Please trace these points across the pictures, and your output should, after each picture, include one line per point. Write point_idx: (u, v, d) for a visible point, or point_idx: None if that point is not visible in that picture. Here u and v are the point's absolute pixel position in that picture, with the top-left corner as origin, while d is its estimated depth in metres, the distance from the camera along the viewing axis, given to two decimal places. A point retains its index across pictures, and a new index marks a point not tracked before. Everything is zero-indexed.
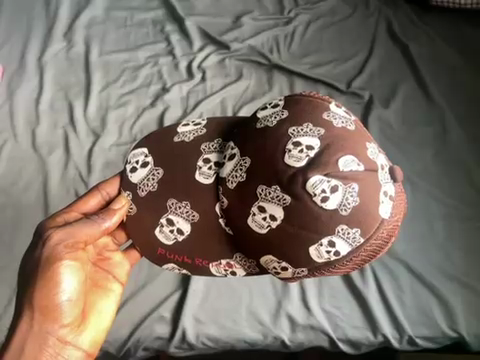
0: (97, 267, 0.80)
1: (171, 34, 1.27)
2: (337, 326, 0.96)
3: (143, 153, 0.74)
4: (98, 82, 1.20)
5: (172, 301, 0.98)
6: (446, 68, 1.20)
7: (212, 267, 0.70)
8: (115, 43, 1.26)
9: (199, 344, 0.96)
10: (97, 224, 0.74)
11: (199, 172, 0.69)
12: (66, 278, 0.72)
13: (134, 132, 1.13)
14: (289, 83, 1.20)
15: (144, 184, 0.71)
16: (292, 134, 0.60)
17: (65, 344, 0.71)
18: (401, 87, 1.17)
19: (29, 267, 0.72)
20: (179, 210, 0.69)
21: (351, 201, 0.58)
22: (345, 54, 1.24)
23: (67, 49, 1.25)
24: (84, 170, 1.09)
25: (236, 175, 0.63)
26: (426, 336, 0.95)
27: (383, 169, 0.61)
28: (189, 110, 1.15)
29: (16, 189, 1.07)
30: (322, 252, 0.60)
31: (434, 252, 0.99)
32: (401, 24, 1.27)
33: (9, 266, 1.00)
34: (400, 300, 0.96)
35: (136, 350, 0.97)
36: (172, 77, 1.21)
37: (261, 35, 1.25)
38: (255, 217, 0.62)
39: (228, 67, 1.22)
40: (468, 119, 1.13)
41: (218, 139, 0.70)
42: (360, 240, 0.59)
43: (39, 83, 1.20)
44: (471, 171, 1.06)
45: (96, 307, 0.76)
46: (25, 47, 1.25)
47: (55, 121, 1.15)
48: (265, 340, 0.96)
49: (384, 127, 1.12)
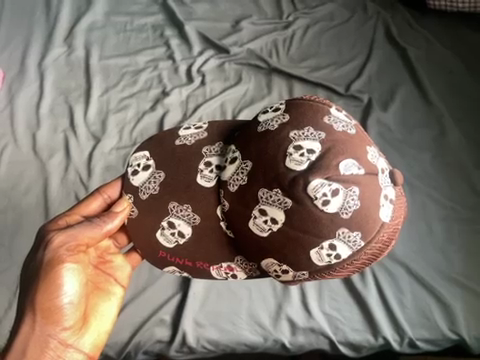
0: (98, 270, 0.80)
1: (171, 38, 1.28)
2: (337, 328, 0.96)
3: (144, 156, 0.74)
4: (98, 86, 1.20)
5: (172, 304, 0.98)
6: (443, 70, 1.20)
7: (213, 269, 0.71)
8: (115, 47, 1.27)
9: (199, 347, 0.96)
10: (100, 227, 0.74)
11: (200, 175, 0.69)
12: (67, 281, 0.72)
13: (134, 136, 1.14)
14: (288, 86, 1.20)
15: (145, 187, 0.72)
16: (293, 138, 0.60)
17: (66, 347, 0.71)
18: (399, 90, 1.18)
19: (31, 269, 0.72)
20: (180, 213, 0.69)
21: (352, 204, 0.59)
22: (344, 57, 1.24)
23: (68, 53, 1.26)
24: (85, 173, 1.09)
25: (237, 178, 0.63)
26: (426, 338, 0.94)
27: (384, 173, 0.62)
28: (189, 114, 1.16)
29: (17, 193, 1.07)
30: (323, 255, 0.60)
31: (433, 254, 1.00)
32: (399, 27, 1.28)
33: (9, 270, 1.01)
34: (401, 302, 0.96)
35: (136, 353, 0.96)
36: (172, 81, 1.22)
37: (260, 40, 1.26)
38: (256, 220, 0.62)
39: (228, 70, 1.23)
40: (466, 120, 1.13)
41: (219, 142, 0.70)
42: (361, 243, 0.60)
43: (40, 87, 1.21)
44: (470, 173, 1.07)
45: (97, 310, 0.77)
46: (26, 51, 1.25)
47: (56, 124, 1.16)
48: (266, 343, 0.96)
49: (383, 130, 1.13)
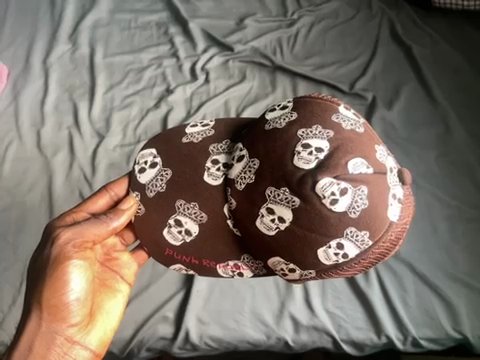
0: (105, 267, 0.81)
1: (175, 36, 1.27)
2: (340, 327, 0.96)
3: (151, 154, 0.74)
4: (102, 84, 1.20)
5: (175, 302, 0.98)
6: (448, 69, 1.20)
7: (219, 267, 0.71)
8: (119, 44, 1.27)
9: (202, 344, 0.96)
10: (106, 224, 0.74)
11: (207, 173, 0.69)
12: (73, 278, 0.72)
13: (138, 133, 1.14)
14: (292, 84, 1.20)
15: (152, 185, 0.72)
16: (301, 136, 0.60)
17: (72, 344, 0.71)
18: (404, 88, 1.18)
19: (38, 266, 0.72)
20: (187, 211, 0.69)
21: (360, 203, 0.58)
22: (348, 56, 1.24)
23: (72, 51, 1.25)
24: (89, 171, 1.09)
25: (244, 176, 0.63)
26: (430, 337, 0.95)
27: (392, 171, 0.62)
28: (192, 112, 1.16)
29: (21, 190, 1.07)
30: (330, 254, 0.60)
31: (437, 253, 1.00)
32: (404, 25, 1.28)
33: (13, 267, 1.01)
34: (404, 301, 0.97)
35: (139, 350, 0.96)
36: (176, 79, 1.22)
37: (265, 37, 1.26)
38: (264, 219, 0.62)
39: (232, 68, 1.23)
40: (470, 118, 1.13)
41: (226, 140, 0.70)
42: (368, 242, 0.60)
43: (44, 84, 1.21)
44: (473, 171, 1.07)
45: (103, 307, 0.77)
46: (31, 48, 1.25)
47: (60, 122, 1.15)
48: (269, 341, 0.96)
49: (387, 128, 1.13)
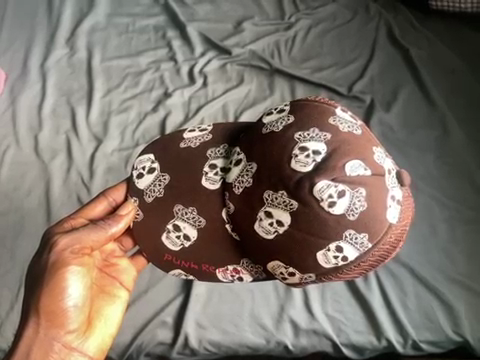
0: (103, 273, 0.80)
1: (173, 40, 1.27)
2: (340, 330, 0.95)
3: (149, 159, 0.73)
4: (100, 88, 1.20)
5: (173, 306, 0.98)
6: (445, 71, 1.20)
7: (218, 272, 0.70)
8: (117, 48, 1.26)
9: (201, 349, 0.96)
10: (104, 230, 0.74)
11: (205, 178, 0.69)
12: (72, 284, 0.72)
13: (136, 137, 1.13)
14: (290, 87, 1.20)
15: (150, 190, 0.71)
16: (298, 139, 0.60)
17: (71, 350, 0.71)
18: (402, 91, 1.18)
19: (36, 272, 0.72)
20: (185, 215, 0.69)
21: (359, 206, 0.58)
22: (345, 59, 1.24)
23: (70, 55, 1.25)
24: (87, 175, 1.09)
25: (242, 180, 0.63)
26: (430, 340, 0.94)
27: (391, 173, 0.61)
28: (190, 115, 1.15)
29: (19, 194, 1.07)
30: (330, 257, 0.60)
31: (436, 255, 0.99)
32: (401, 28, 1.28)
33: (12, 272, 1.00)
34: (404, 304, 0.96)
35: (138, 355, 0.96)
36: (174, 82, 1.21)
37: (262, 41, 1.26)
38: (262, 223, 0.61)
39: (229, 72, 1.22)
40: (469, 121, 1.13)
41: (224, 144, 0.70)
42: (368, 245, 0.59)
43: (41, 88, 1.20)
44: (472, 175, 1.06)
45: (102, 314, 0.76)
46: (28, 52, 1.25)
47: (58, 127, 1.15)
48: (268, 345, 0.96)
49: (386, 130, 1.12)
